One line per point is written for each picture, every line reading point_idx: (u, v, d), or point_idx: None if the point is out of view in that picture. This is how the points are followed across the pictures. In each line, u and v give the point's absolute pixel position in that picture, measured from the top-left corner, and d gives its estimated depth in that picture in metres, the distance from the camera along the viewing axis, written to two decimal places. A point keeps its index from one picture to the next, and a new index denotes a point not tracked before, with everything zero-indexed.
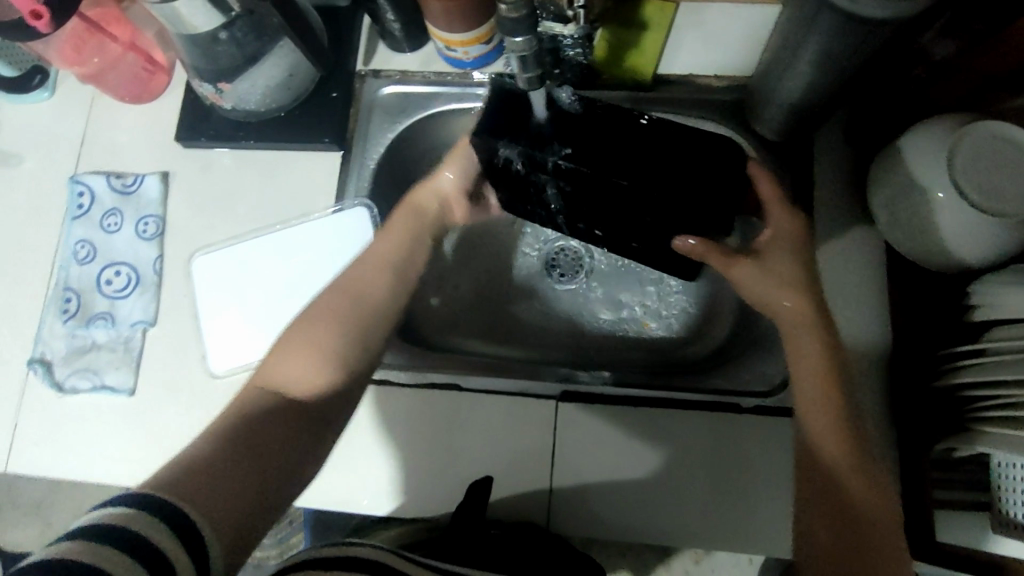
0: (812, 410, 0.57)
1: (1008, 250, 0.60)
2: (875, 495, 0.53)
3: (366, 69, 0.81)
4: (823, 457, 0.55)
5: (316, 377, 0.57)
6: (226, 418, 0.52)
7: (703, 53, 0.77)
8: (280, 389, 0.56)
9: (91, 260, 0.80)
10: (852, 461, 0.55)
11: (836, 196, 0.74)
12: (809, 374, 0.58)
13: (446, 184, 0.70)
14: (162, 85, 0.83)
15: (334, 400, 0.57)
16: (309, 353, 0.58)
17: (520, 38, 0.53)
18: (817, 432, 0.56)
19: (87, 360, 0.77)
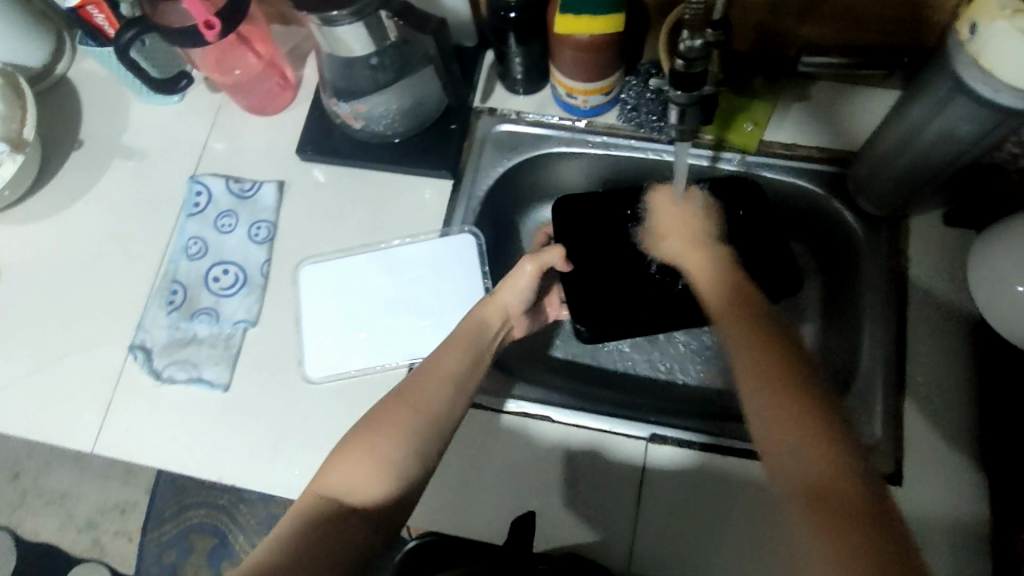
0: (785, 447, 0.52)
1: None
2: (846, 486, 0.49)
3: (483, 106, 0.85)
4: (824, 503, 0.49)
5: (374, 483, 0.58)
6: (284, 535, 0.54)
7: (811, 124, 0.81)
8: (339, 497, 0.57)
9: (201, 257, 0.83)
10: (865, 505, 0.48)
11: (931, 271, 0.76)
12: (752, 382, 0.57)
13: (511, 304, 0.74)
14: (288, 102, 0.88)
15: (394, 504, 0.59)
16: (364, 459, 0.59)
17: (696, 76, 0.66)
18: (808, 470, 0.50)
19: (187, 352, 0.79)
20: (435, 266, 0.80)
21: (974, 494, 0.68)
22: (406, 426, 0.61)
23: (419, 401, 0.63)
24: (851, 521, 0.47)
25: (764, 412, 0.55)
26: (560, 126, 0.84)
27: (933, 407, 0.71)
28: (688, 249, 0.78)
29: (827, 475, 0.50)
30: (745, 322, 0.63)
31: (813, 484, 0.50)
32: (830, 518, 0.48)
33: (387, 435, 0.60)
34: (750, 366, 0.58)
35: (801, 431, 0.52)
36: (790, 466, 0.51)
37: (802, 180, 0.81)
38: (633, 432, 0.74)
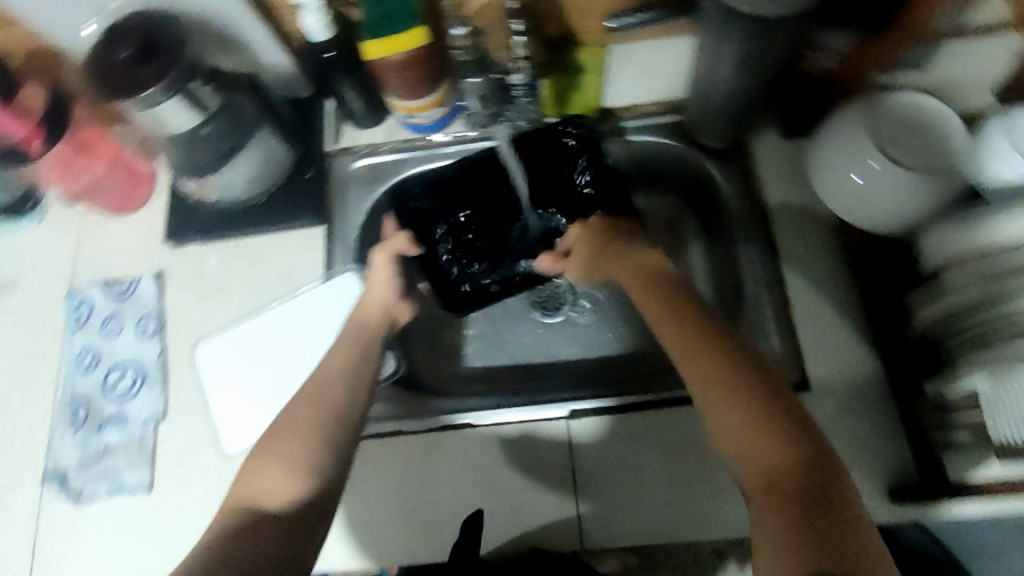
0: (757, 447, 0.54)
1: (938, 201, 0.67)
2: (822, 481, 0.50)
3: (335, 147, 0.87)
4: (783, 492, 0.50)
5: (293, 482, 0.57)
6: (206, 546, 0.52)
7: (640, 84, 0.86)
8: (258, 504, 0.56)
9: (95, 367, 0.82)
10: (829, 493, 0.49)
11: (782, 185, 0.80)
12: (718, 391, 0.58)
13: (384, 296, 0.76)
14: (146, 195, 0.88)
15: (317, 503, 0.57)
16: (280, 464, 0.59)
17: None
18: (774, 465, 0.52)
19: (103, 464, 0.78)
20: (327, 310, 0.81)
21: (873, 375, 0.71)
22: (312, 423, 0.62)
23: (321, 400, 0.64)
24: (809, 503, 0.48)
25: (727, 418, 0.56)
26: (414, 148, 0.87)
27: (816, 308, 0.75)
28: (644, 270, 0.73)
29: (793, 470, 0.51)
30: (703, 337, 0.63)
31: (776, 474, 0.51)
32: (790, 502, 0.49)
33: (303, 435, 0.61)
34: (717, 372, 0.59)
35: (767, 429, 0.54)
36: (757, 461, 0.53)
37: (646, 134, 0.85)
38: (552, 413, 0.75)
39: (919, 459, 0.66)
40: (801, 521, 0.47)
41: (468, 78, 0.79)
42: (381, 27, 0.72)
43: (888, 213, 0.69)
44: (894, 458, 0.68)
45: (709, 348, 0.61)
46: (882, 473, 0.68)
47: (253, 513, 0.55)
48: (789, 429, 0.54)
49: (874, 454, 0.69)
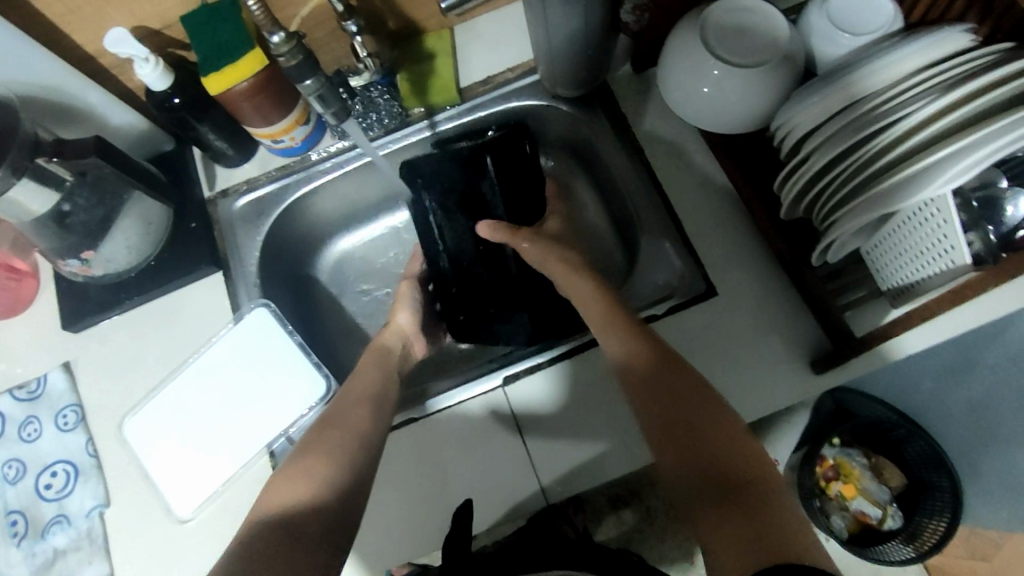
0: (713, 460, 0.54)
1: (779, 90, 0.71)
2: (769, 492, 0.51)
3: (214, 193, 0.86)
4: (745, 497, 0.50)
5: (307, 494, 0.60)
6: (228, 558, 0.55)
7: (490, 57, 0.87)
8: (280, 511, 0.58)
9: (24, 475, 0.79)
10: (778, 503, 0.49)
11: (647, 113, 0.83)
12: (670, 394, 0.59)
13: (403, 324, 0.86)
14: (32, 288, 0.85)
15: (330, 514, 0.59)
16: (299, 480, 0.61)
17: (309, 80, 0.66)
18: (731, 471, 0.52)
19: (58, 567, 0.75)
20: (245, 351, 0.80)
21: (771, 264, 0.75)
22: (344, 446, 0.65)
23: (342, 427, 0.67)
24: (758, 512, 0.49)
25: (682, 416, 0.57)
26: (290, 171, 0.87)
27: (706, 217, 0.78)
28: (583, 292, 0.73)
29: (747, 478, 0.51)
30: (654, 349, 0.63)
31: (732, 480, 0.52)
32: (744, 507, 0.49)
33: (299, 466, 0.63)
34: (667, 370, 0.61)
35: (722, 446, 0.54)
36: (710, 467, 0.53)
37: (513, 100, 0.86)
38: (487, 385, 0.76)
39: (827, 331, 0.69)
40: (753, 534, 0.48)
41: (303, 83, 0.66)
42: (212, 60, 0.72)
43: (739, 112, 0.73)
44: (810, 336, 0.72)
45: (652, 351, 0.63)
46: (801, 354, 0.71)
47: (279, 534, 0.57)
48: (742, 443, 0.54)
49: (791, 338, 0.72)
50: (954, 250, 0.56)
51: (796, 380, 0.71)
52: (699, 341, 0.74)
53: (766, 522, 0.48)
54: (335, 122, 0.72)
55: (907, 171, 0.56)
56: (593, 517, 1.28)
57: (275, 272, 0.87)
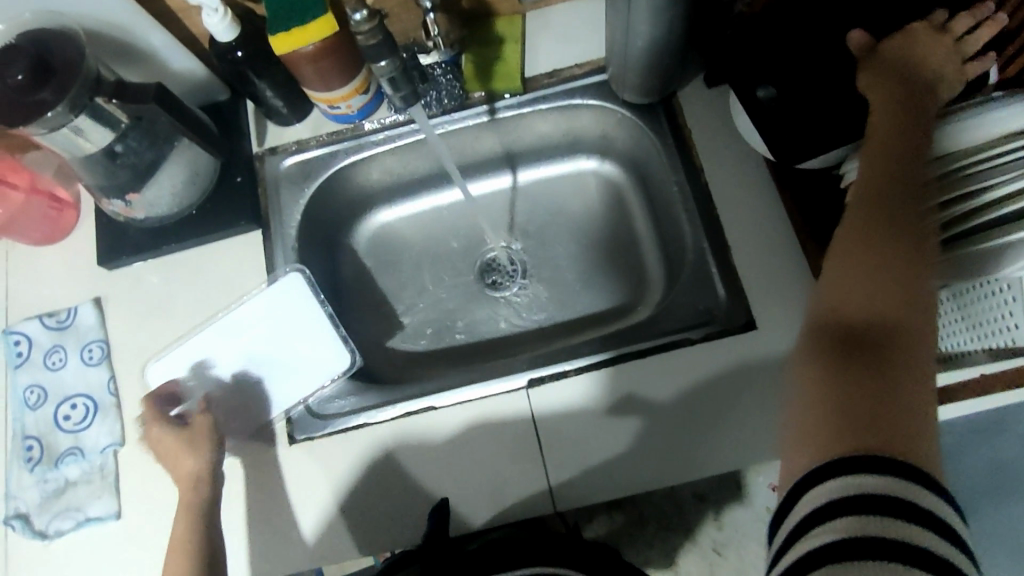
0: (866, 274, 0.51)
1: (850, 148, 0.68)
2: (912, 378, 0.47)
3: (262, 148, 0.85)
4: (890, 358, 0.47)
5: None
6: None
7: (561, 49, 0.85)
8: None
9: (44, 402, 0.79)
10: (916, 384, 0.47)
11: (713, 131, 0.81)
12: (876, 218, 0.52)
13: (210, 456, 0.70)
14: (73, 220, 0.85)
15: None
16: None
17: (384, 61, 0.65)
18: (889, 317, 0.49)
19: (65, 498, 0.76)
20: (272, 315, 0.80)
21: None
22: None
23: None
24: (878, 387, 0.46)
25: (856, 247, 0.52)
26: (343, 138, 0.86)
27: (758, 247, 0.76)
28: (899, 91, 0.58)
29: (896, 351, 0.48)
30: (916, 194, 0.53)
31: (886, 337, 0.48)
32: (884, 372, 0.47)
33: None
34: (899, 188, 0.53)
35: (885, 270, 0.50)
36: (854, 308, 0.50)
37: (576, 98, 0.85)
38: (511, 384, 0.76)
39: None
40: (862, 401, 0.46)
41: (380, 63, 0.65)
42: (283, 20, 0.71)
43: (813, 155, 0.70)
44: None
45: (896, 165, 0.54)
46: None
47: None
48: (912, 288, 0.49)
49: None
50: (1018, 328, 0.59)
51: None
52: (731, 374, 0.73)
53: (896, 393, 0.46)
54: (401, 105, 0.70)
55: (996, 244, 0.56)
56: (584, 514, 1.27)
57: (314, 235, 0.87)
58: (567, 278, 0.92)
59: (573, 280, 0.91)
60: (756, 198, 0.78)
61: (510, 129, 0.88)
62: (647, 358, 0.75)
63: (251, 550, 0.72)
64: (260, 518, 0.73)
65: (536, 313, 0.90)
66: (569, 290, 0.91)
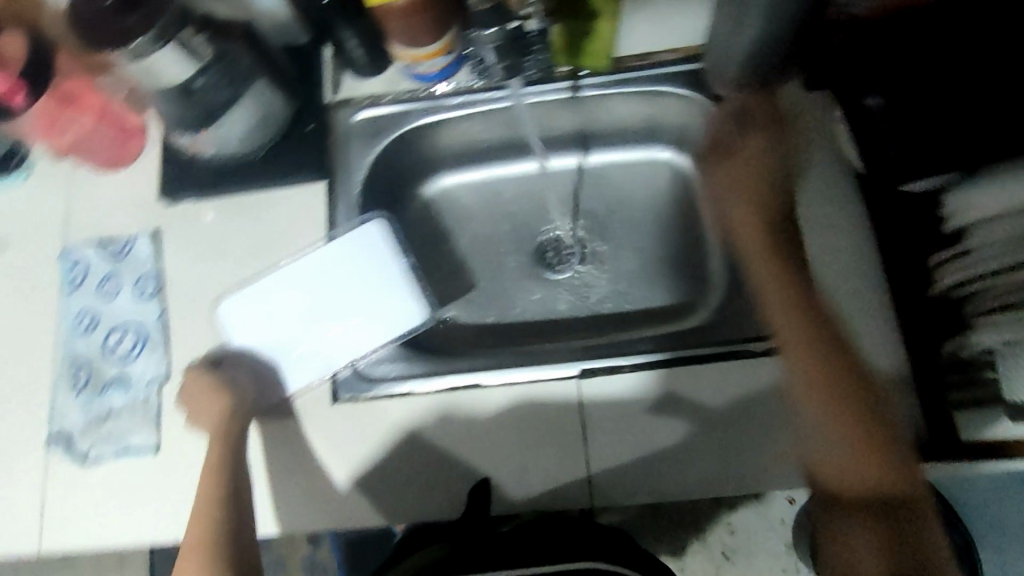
0: (836, 444, 0.65)
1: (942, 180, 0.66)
2: (918, 515, 0.61)
3: (336, 98, 0.83)
4: (918, 507, 0.61)
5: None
6: None
7: (656, 31, 0.82)
8: None
9: (94, 329, 0.79)
10: (931, 528, 0.61)
11: (805, 138, 0.77)
12: (821, 402, 0.66)
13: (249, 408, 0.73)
14: (137, 149, 0.84)
15: None
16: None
17: None
18: (869, 477, 0.63)
19: (106, 426, 0.76)
20: (349, 266, 0.79)
21: None
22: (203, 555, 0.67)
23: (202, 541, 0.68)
24: (903, 547, 0.60)
25: (836, 430, 0.65)
26: (418, 97, 0.83)
27: (836, 265, 0.73)
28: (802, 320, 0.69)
29: (903, 500, 0.62)
30: (854, 366, 0.67)
31: (891, 505, 0.62)
32: (898, 519, 0.61)
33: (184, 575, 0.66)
34: (818, 365, 0.67)
35: (855, 424, 0.64)
36: (875, 493, 0.62)
37: (664, 85, 0.81)
38: (563, 372, 0.74)
39: None
40: (888, 547, 0.60)
41: None
42: None
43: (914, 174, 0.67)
44: None
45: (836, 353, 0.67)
46: None
47: None
48: (878, 437, 0.63)
49: None
50: None
51: None
52: (792, 392, 0.71)
53: (916, 539, 0.60)
54: None
55: (987, 317, 0.63)
56: None
57: (377, 194, 0.85)
58: (626, 269, 0.89)
59: (632, 271, 0.89)
60: (841, 214, 0.74)
61: (592, 107, 0.85)
62: (706, 364, 0.73)
63: (283, 501, 0.72)
64: (297, 472, 0.73)
65: (591, 301, 0.88)
66: (626, 281, 0.88)
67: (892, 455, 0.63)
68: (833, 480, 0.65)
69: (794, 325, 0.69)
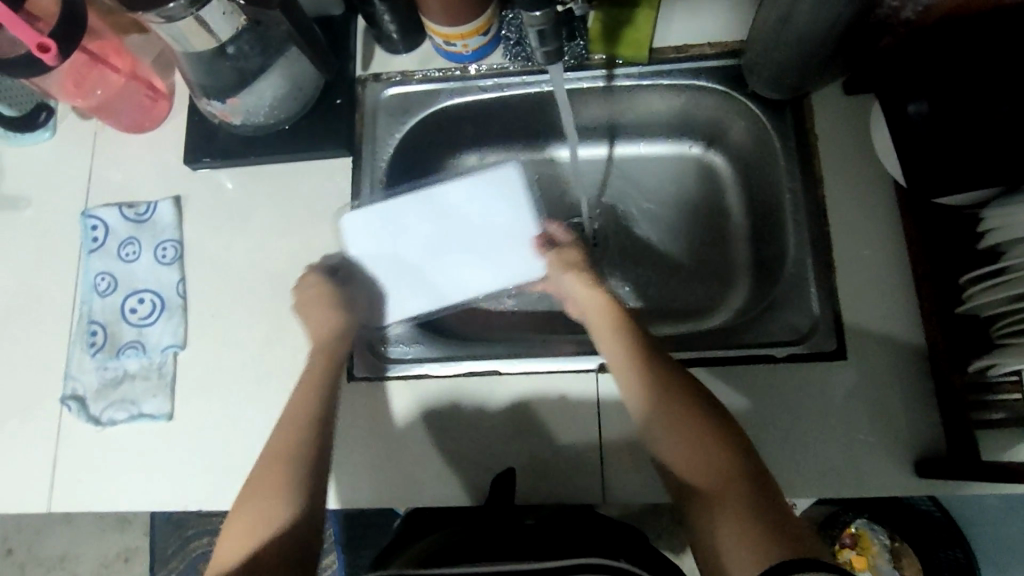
0: (676, 446, 0.58)
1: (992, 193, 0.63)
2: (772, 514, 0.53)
3: (366, 74, 0.82)
4: (721, 499, 0.55)
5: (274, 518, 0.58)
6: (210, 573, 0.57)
7: (696, 25, 0.80)
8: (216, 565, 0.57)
9: (113, 291, 0.79)
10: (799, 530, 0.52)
11: (841, 142, 0.76)
12: (657, 420, 0.60)
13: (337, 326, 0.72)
14: (164, 112, 0.83)
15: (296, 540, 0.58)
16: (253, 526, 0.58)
17: (537, 13, 0.61)
18: (711, 474, 0.56)
19: (121, 389, 0.76)
20: (487, 195, 0.82)
21: (913, 347, 0.70)
22: (286, 467, 0.61)
23: (287, 452, 0.62)
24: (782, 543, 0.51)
25: (671, 442, 0.59)
26: (449, 77, 0.82)
27: (864, 275, 0.72)
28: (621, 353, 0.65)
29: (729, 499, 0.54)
30: (684, 385, 0.61)
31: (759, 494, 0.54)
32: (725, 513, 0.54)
33: (261, 475, 0.61)
34: (648, 380, 0.62)
35: (688, 430, 0.58)
36: (702, 489, 0.56)
37: (701, 80, 0.79)
38: (581, 365, 0.73)
39: (950, 436, 0.65)
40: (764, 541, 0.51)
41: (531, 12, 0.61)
42: None
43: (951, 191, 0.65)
44: (924, 433, 0.68)
45: (648, 373, 0.62)
46: (912, 449, 0.68)
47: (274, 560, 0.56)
48: (722, 442, 0.57)
49: (903, 427, 0.69)
50: None
51: (892, 472, 0.68)
52: (810, 399, 0.70)
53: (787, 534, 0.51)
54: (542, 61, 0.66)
55: (1006, 342, 0.60)
56: None
57: (401, 173, 0.84)
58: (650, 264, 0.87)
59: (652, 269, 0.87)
60: (873, 223, 0.73)
61: (622, 99, 0.84)
62: (727, 367, 0.72)
63: None
64: None
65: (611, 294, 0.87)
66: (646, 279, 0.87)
67: (711, 446, 0.57)
68: (693, 482, 0.57)
69: (620, 347, 0.65)
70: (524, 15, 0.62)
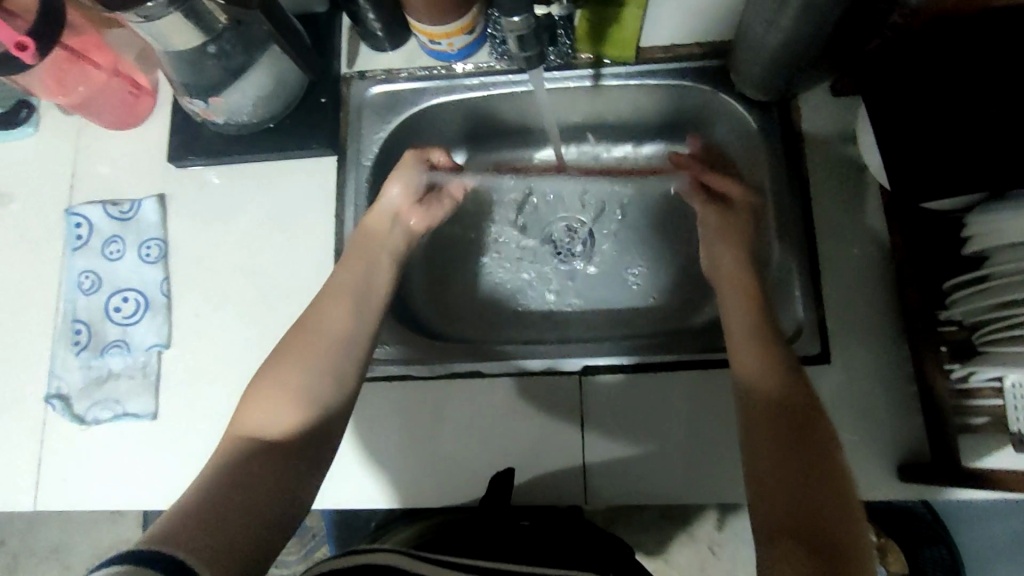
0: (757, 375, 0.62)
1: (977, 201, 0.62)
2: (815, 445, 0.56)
3: (351, 71, 0.82)
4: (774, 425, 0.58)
5: (291, 415, 0.61)
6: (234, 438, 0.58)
7: None
8: (257, 435, 0.58)
9: (97, 290, 0.79)
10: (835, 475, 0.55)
11: (826, 145, 0.76)
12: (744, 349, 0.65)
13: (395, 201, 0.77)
14: (150, 107, 0.83)
15: (314, 433, 0.61)
16: (278, 398, 0.61)
17: (518, 17, 0.60)
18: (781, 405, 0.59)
19: (105, 388, 0.76)
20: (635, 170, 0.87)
21: (896, 351, 0.70)
22: (317, 345, 0.65)
23: (315, 331, 0.66)
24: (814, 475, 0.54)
25: (749, 367, 0.63)
26: (435, 75, 0.81)
27: (849, 279, 0.72)
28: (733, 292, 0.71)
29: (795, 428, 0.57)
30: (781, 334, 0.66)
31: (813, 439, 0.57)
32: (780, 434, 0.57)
33: (289, 353, 0.65)
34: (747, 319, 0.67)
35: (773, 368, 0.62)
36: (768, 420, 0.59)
37: (689, 80, 0.79)
38: (565, 367, 0.74)
39: (932, 441, 0.66)
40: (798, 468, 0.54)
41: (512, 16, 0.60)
42: None
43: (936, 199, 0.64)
44: (906, 438, 0.68)
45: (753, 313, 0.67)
46: (893, 454, 0.68)
47: (289, 443, 0.59)
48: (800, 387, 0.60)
49: (885, 432, 0.69)
50: None
51: (873, 477, 0.68)
52: None
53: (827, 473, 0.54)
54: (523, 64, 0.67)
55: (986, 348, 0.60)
56: None
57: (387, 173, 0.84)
58: (636, 265, 0.87)
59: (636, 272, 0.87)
60: (857, 227, 0.73)
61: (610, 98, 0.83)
62: (710, 371, 0.72)
63: None
64: None
65: (594, 296, 0.87)
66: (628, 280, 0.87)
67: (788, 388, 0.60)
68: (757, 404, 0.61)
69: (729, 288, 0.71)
70: (505, 19, 0.61)
